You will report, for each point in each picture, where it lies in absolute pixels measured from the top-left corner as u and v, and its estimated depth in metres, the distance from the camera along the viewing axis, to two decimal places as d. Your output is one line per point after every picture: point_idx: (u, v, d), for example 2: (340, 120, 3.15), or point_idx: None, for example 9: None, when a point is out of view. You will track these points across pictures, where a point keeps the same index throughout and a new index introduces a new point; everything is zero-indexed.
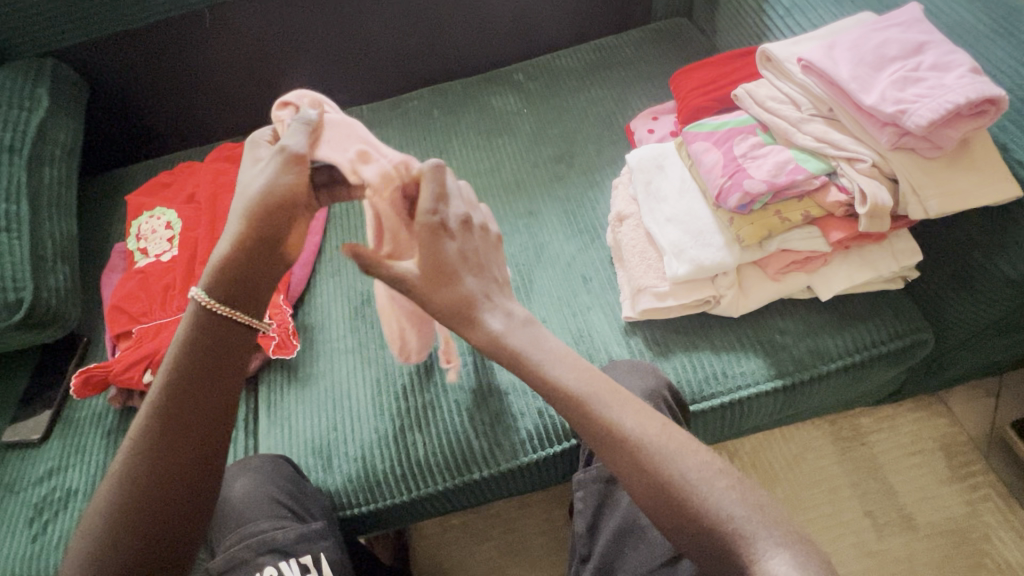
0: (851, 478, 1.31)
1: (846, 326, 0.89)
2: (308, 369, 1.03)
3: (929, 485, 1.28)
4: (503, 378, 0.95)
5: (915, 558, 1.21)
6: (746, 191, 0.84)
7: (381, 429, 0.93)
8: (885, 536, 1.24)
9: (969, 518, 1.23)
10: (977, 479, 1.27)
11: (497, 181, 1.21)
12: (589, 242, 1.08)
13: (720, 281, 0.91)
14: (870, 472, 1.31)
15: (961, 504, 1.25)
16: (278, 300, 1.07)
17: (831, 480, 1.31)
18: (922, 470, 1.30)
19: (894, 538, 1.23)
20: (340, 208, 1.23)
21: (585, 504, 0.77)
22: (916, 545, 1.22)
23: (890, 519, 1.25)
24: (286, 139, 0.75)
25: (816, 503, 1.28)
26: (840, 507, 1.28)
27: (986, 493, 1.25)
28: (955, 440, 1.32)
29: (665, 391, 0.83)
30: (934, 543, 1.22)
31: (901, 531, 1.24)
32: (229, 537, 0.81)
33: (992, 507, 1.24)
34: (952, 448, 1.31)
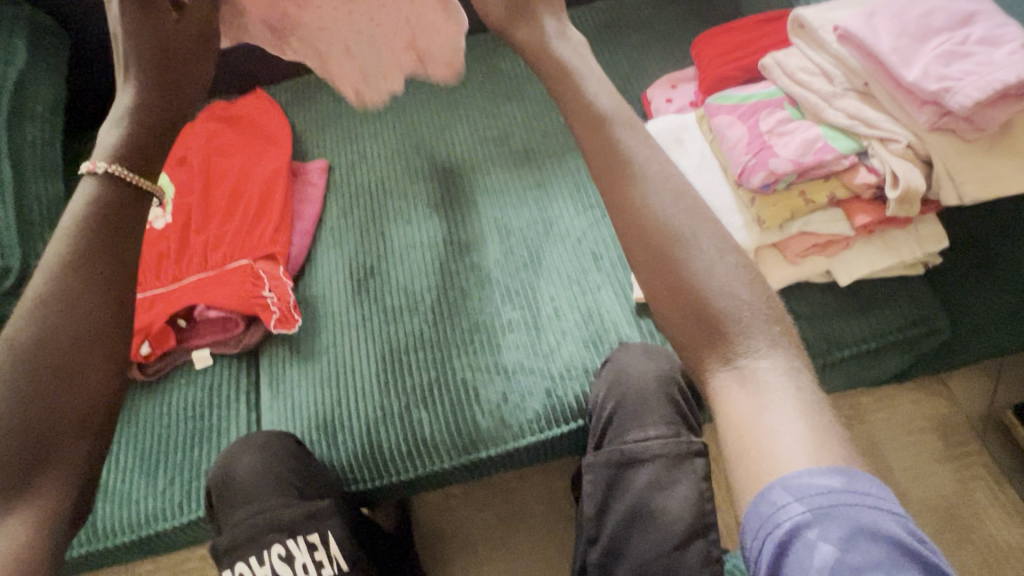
0: None
1: (862, 311, 0.87)
2: (310, 343, 1.01)
3: (924, 464, 1.30)
4: (511, 357, 0.93)
5: None
6: (771, 170, 0.80)
7: (386, 406, 0.92)
8: None
9: (962, 496, 1.26)
10: (972, 458, 1.29)
11: (506, 150, 1.16)
12: (600, 217, 1.05)
13: None
14: (867, 449, 1.32)
15: (954, 482, 1.27)
16: (278, 272, 1.04)
17: None
18: (916, 450, 1.31)
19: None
20: (340, 175, 1.18)
21: (595, 488, 0.76)
22: None
23: None
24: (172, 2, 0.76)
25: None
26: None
27: (979, 472, 1.27)
28: (952, 420, 1.33)
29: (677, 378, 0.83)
30: (926, 520, 1.24)
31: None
32: (237, 513, 0.82)
33: (984, 486, 1.26)
34: (949, 428, 1.32)
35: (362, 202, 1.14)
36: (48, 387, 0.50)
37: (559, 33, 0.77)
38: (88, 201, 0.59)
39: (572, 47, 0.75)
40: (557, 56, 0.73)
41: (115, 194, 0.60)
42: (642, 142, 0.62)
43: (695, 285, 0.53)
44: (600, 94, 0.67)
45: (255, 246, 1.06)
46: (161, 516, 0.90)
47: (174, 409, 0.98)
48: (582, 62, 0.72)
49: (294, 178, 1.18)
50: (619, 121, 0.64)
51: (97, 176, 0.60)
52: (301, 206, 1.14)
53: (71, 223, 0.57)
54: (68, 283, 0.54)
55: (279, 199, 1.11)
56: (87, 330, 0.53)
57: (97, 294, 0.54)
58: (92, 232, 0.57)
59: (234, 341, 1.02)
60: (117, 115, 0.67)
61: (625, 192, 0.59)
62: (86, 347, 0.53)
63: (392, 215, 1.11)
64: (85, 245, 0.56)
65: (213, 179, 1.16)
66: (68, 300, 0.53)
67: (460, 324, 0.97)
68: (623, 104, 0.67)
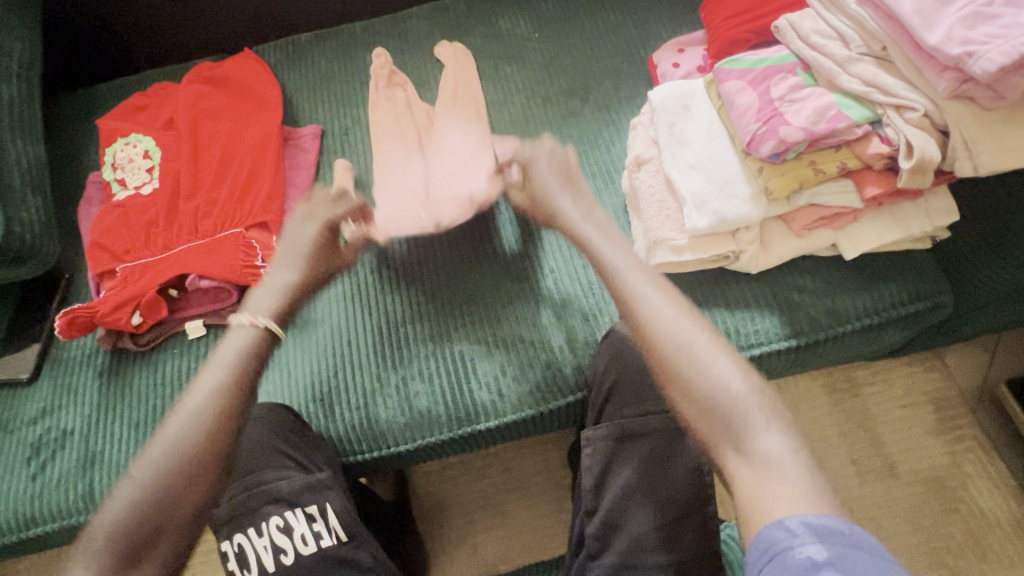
0: (841, 428, 1.34)
1: (867, 287, 0.86)
2: (304, 315, 0.99)
3: (915, 436, 1.32)
4: (510, 329, 0.92)
5: (893, 502, 1.26)
6: (781, 140, 0.77)
7: (383, 379, 0.91)
8: (868, 481, 1.29)
9: (950, 468, 1.28)
10: (962, 430, 1.31)
11: (506, 117, 1.12)
12: (602, 187, 1.03)
13: (741, 236, 0.86)
14: (859, 422, 1.34)
15: (944, 454, 1.29)
16: (271, 241, 1.01)
17: (821, 429, 1.34)
18: (908, 422, 1.33)
19: (877, 484, 1.28)
20: (333, 141, 1.14)
21: (592, 462, 0.75)
22: (896, 490, 1.27)
23: (874, 467, 1.30)
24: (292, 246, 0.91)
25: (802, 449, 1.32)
26: (829, 455, 1.31)
27: (969, 444, 1.29)
28: (945, 394, 1.34)
29: None
30: (913, 490, 1.27)
31: (883, 478, 1.29)
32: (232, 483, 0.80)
33: (972, 458, 1.28)
34: (942, 401, 1.34)
35: (357, 170, 1.11)
36: (178, 485, 0.70)
37: (554, 170, 0.95)
38: (251, 346, 0.81)
39: (569, 188, 0.93)
40: (560, 208, 0.90)
41: (268, 341, 0.83)
42: (653, 292, 0.77)
43: (705, 396, 0.66)
44: (614, 250, 0.83)
45: (246, 214, 1.03)
46: None
47: (168, 380, 0.97)
48: (586, 221, 0.88)
49: (286, 143, 1.14)
50: (634, 272, 0.80)
51: (255, 329, 0.82)
52: (293, 172, 1.11)
53: (229, 372, 0.77)
54: (204, 423, 0.73)
55: (270, 165, 1.07)
56: (207, 460, 0.72)
57: (224, 439, 0.73)
58: (245, 390, 0.77)
59: (227, 311, 1.00)
60: (279, 285, 0.89)
61: (637, 317, 0.75)
62: (194, 479, 0.71)
63: None
64: (232, 405, 0.75)
65: (200, 144, 1.11)
66: (202, 441, 0.72)
67: (457, 296, 0.96)
68: (633, 258, 0.83)
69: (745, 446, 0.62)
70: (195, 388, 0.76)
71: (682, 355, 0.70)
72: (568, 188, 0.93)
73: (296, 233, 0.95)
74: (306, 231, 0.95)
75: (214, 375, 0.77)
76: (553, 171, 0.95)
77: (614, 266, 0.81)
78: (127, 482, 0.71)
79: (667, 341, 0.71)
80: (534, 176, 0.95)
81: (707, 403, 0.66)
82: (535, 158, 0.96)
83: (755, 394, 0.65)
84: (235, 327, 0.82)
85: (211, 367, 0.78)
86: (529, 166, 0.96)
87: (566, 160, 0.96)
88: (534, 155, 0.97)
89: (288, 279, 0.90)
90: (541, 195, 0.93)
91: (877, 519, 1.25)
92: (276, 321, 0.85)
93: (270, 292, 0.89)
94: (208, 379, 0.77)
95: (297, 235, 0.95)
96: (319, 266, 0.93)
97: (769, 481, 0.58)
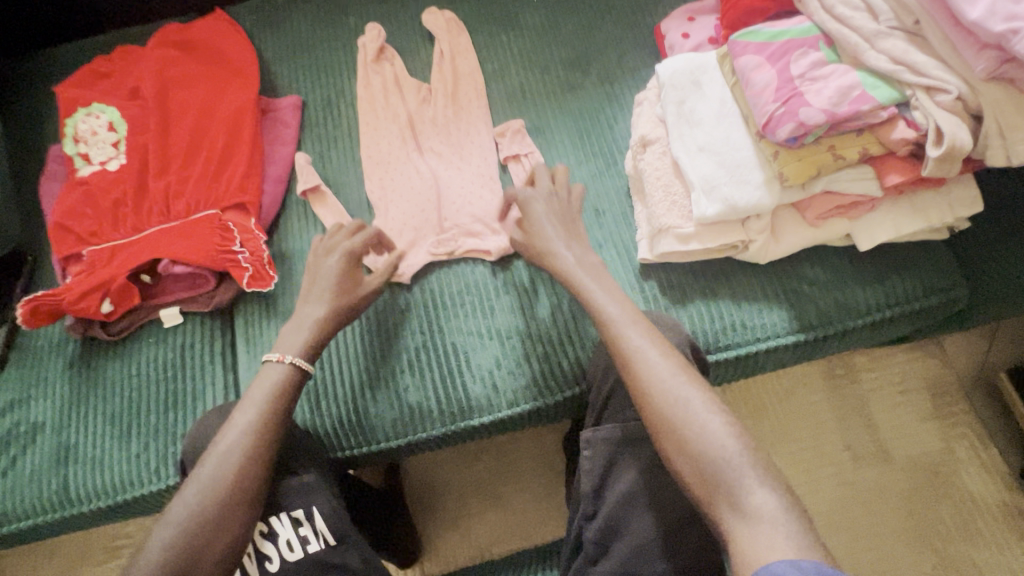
0: (837, 414, 1.32)
1: (879, 278, 0.82)
2: (288, 302, 0.94)
3: (911, 422, 1.31)
4: (504, 320, 0.87)
5: (886, 488, 1.26)
6: (801, 123, 0.72)
7: (371, 371, 0.87)
8: (862, 466, 1.28)
9: (944, 454, 1.28)
10: (958, 417, 1.30)
11: (501, 90, 1.05)
12: (604, 169, 0.97)
13: (751, 224, 0.81)
14: (856, 408, 1.33)
15: (938, 440, 1.29)
16: (249, 224, 0.94)
17: (817, 415, 1.33)
18: (903, 408, 1.32)
19: (870, 470, 1.28)
20: (316, 114, 1.06)
21: (592, 464, 0.73)
22: (889, 476, 1.27)
23: (869, 452, 1.29)
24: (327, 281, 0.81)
25: (795, 434, 1.31)
26: (823, 441, 1.31)
27: (964, 431, 1.29)
28: (943, 380, 1.33)
29: (687, 351, 0.77)
30: (906, 476, 1.27)
31: (875, 463, 1.28)
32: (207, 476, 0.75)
33: (966, 444, 1.28)
34: (939, 388, 1.33)
35: (342, 147, 1.03)
36: (218, 515, 0.66)
37: (551, 215, 0.83)
38: (280, 387, 0.74)
39: (569, 234, 0.82)
40: (561, 262, 0.79)
41: (298, 380, 0.76)
42: (648, 344, 0.70)
43: (697, 453, 0.62)
44: (609, 298, 0.75)
45: (222, 195, 0.95)
46: (138, 481, 0.86)
47: (143, 371, 0.92)
48: (588, 274, 0.78)
49: (264, 115, 1.05)
50: (633, 323, 0.72)
51: (284, 366, 0.75)
52: (272, 148, 1.03)
53: (260, 414, 0.71)
54: (238, 461, 0.68)
55: (246, 140, 1.00)
56: (247, 498, 0.68)
57: (262, 471, 0.69)
58: (278, 427, 0.72)
59: (205, 298, 0.94)
60: (307, 321, 0.79)
61: (637, 374, 0.68)
62: (235, 508, 0.67)
63: (374, 162, 1.01)
64: (269, 440, 0.71)
65: (170, 116, 1.02)
66: (236, 479, 0.68)
67: (449, 284, 0.91)
68: (634, 310, 0.74)
69: (739, 502, 0.58)
70: (230, 426, 0.71)
71: (664, 409, 0.65)
72: (565, 225, 0.82)
73: (326, 264, 0.83)
74: (340, 259, 0.83)
75: (251, 413, 0.71)
76: (551, 216, 0.83)
77: (611, 317, 0.73)
78: (172, 516, 0.65)
79: (660, 395, 0.66)
80: (531, 216, 0.83)
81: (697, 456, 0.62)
82: (534, 207, 0.84)
83: (749, 450, 0.61)
84: (263, 367, 0.76)
85: (244, 406, 0.72)
86: (526, 210, 0.84)
87: (572, 200, 0.85)
88: (530, 195, 0.85)
89: (315, 313, 0.79)
90: (535, 236, 0.82)
91: (869, 504, 1.25)
92: (306, 356, 0.77)
93: (297, 327, 0.79)
94: (241, 418, 0.71)
95: (324, 268, 0.83)
96: (351, 298, 0.82)
97: (761, 533, 0.55)
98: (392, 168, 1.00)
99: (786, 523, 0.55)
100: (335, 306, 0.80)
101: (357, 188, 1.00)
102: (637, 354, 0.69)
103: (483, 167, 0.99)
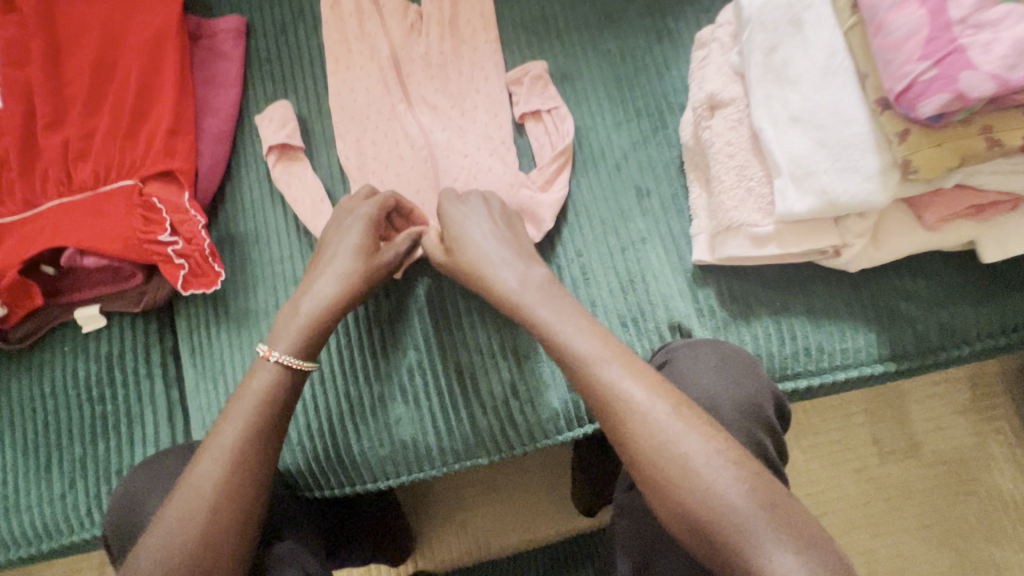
0: None
1: (996, 297, 0.65)
2: (239, 303, 0.73)
3: None
4: (520, 335, 0.69)
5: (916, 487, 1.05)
6: (959, 93, 0.50)
7: (353, 397, 0.68)
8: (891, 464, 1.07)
9: None
10: None
11: (517, 20, 0.80)
12: (649, 134, 0.75)
13: (848, 224, 0.62)
14: None
15: None
16: (181, 199, 0.70)
17: None
18: (943, 400, 0.99)
19: (896, 465, 0.97)
20: (270, 45, 0.80)
21: (630, 542, 0.56)
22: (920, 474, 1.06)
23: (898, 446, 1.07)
24: (341, 256, 0.64)
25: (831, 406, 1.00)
26: (850, 435, 0.98)
27: None
28: None
29: (771, 404, 0.59)
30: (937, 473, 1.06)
31: (901, 458, 0.97)
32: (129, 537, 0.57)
33: None
34: None
35: (305, 92, 0.79)
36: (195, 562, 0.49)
37: (484, 225, 0.65)
38: (266, 395, 0.56)
39: (509, 249, 0.63)
40: (505, 285, 0.60)
41: (292, 385, 0.58)
42: (632, 386, 0.51)
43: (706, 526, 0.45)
44: (575, 332, 0.55)
45: (143, 157, 0.71)
46: (67, 528, 0.70)
47: (61, 389, 0.72)
48: (545, 300, 0.58)
49: (197, 44, 0.79)
50: (611, 361, 0.53)
51: (272, 367, 0.58)
52: (211, 91, 0.78)
53: (244, 437, 0.54)
54: (214, 499, 0.51)
55: (171, 78, 0.74)
56: (229, 548, 0.50)
57: (247, 510, 0.52)
58: (259, 452, 0.54)
59: (133, 296, 0.73)
60: (304, 305, 0.61)
61: (632, 424, 0.49)
62: (214, 562, 0.49)
63: (349, 116, 0.77)
64: (260, 458, 0.54)
65: (61, 41, 0.75)
66: (213, 523, 0.50)
67: (450, 288, 0.71)
68: (611, 343, 0.55)
69: None
70: (206, 452, 0.53)
71: (654, 471, 0.47)
72: (504, 238, 0.64)
73: (337, 234, 0.66)
74: (349, 229, 0.65)
75: (232, 434, 0.54)
76: (489, 227, 0.64)
77: (586, 354, 0.53)
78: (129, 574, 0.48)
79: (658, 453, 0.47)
80: (450, 229, 0.65)
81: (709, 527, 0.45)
82: (458, 218, 0.65)
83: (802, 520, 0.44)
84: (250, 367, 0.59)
85: (220, 426, 0.55)
86: (444, 223, 0.66)
87: (503, 210, 0.67)
88: (449, 203, 0.67)
89: (322, 294, 0.62)
90: (462, 253, 0.63)
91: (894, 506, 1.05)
92: (298, 352, 0.59)
93: (291, 313, 0.61)
94: (221, 441, 0.53)
95: (335, 237, 0.66)
96: (353, 271, 0.63)
97: None
98: (374, 125, 0.77)
99: None
100: (346, 284, 0.62)
101: (328, 151, 0.77)
102: (623, 404, 0.50)
103: (491, 127, 0.76)
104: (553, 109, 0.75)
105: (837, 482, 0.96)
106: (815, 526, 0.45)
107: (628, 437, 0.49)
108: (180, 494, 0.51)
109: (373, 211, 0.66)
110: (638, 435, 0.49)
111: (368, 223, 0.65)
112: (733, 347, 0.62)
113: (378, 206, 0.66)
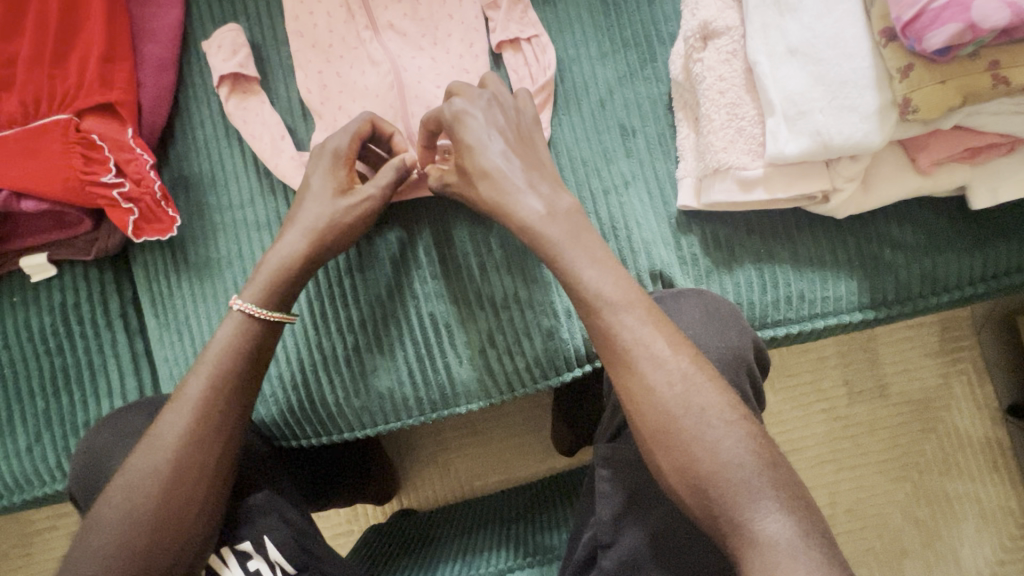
0: (839, 347, 1.01)
1: (977, 245, 0.64)
2: (200, 252, 0.68)
3: (914, 357, 1.00)
4: (496, 284, 0.66)
5: (879, 427, 0.99)
6: (970, 25, 0.46)
7: (326, 350, 0.66)
8: (857, 404, 1.00)
9: (939, 391, 0.99)
10: (964, 355, 1.00)
11: None
12: (636, 67, 0.69)
13: (839, 168, 0.59)
14: (860, 341, 1.01)
15: (937, 375, 1.00)
16: (125, 136, 0.64)
17: (818, 347, 1.01)
18: (912, 343, 1.00)
19: (864, 406, 1.00)
20: None
21: (612, 489, 0.56)
22: (885, 415, 1.00)
23: (866, 388, 1.00)
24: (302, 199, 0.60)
25: (808, 349, 1.01)
26: (822, 375, 1.00)
27: (967, 365, 1.00)
28: (956, 315, 1.00)
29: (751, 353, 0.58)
30: (903, 415, 0.99)
31: (869, 398, 1.00)
32: (95, 487, 0.56)
33: (965, 381, 0.99)
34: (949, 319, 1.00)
35: (258, 16, 0.71)
36: (171, 515, 0.49)
37: (489, 120, 0.59)
38: (237, 359, 0.54)
39: (526, 172, 0.58)
40: (524, 212, 0.56)
41: (261, 337, 0.56)
42: (642, 333, 0.51)
43: (683, 473, 0.47)
44: (585, 263, 0.54)
45: (76, 88, 0.64)
46: (37, 480, 0.69)
47: (16, 341, 0.69)
48: (558, 228, 0.55)
49: None
50: (622, 309, 0.51)
51: (249, 333, 0.55)
52: (148, 11, 0.70)
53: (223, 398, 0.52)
54: (181, 459, 0.50)
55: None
56: (200, 504, 0.50)
57: (222, 466, 0.52)
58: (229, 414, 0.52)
59: (82, 243, 0.68)
60: (271, 259, 0.58)
61: (624, 376, 0.50)
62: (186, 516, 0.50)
63: (310, 45, 0.70)
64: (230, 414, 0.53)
65: None
66: (183, 485, 0.50)
67: (421, 237, 0.68)
68: (627, 284, 0.53)
69: (741, 537, 0.43)
70: (172, 405, 0.52)
71: (635, 416, 0.49)
72: (519, 159, 0.58)
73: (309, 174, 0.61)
74: (316, 197, 0.60)
75: (204, 388, 0.52)
76: (494, 129, 0.58)
77: (598, 289, 0.52)
78: (106, 528, 0.48)
79: (647, 398, 0.49)
80: (466, 141, 0.58)
81: (684, 471, 0.47)
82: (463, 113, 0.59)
83: (773, 467, 0.45)
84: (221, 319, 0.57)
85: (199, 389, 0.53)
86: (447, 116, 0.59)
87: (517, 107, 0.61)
88: (462, 108, 0.59)
89: (290, 245, 0.58)
90: (469, 149, 0.58)
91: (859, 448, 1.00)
92: (261, 300, 0.56)
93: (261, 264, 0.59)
94: (202, 400, 0.52)
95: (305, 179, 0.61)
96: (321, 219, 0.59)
97: (774, 568, 0.41)
98: (337, 54, 0.70)
99: (807, 549, 0.41)
100: (326, 242, 0.58)
101: (286, 82, 0.70)
102: (628, 337, 0.50)
103: (466, 57, 0.69)
104: (530, 40, 0.69)
105: (806, 422, 1.00)
106: (787, 471, 0.46)
107: (618, 378, 0.50)
108: (152, 452, 0.51)
109: (342, 143, 0.60)
110: (621, 387, 0.50)
111: (336, 159, 0.60)
112: (719, 298, 0.61)
113: (351, 137, 0.60)
